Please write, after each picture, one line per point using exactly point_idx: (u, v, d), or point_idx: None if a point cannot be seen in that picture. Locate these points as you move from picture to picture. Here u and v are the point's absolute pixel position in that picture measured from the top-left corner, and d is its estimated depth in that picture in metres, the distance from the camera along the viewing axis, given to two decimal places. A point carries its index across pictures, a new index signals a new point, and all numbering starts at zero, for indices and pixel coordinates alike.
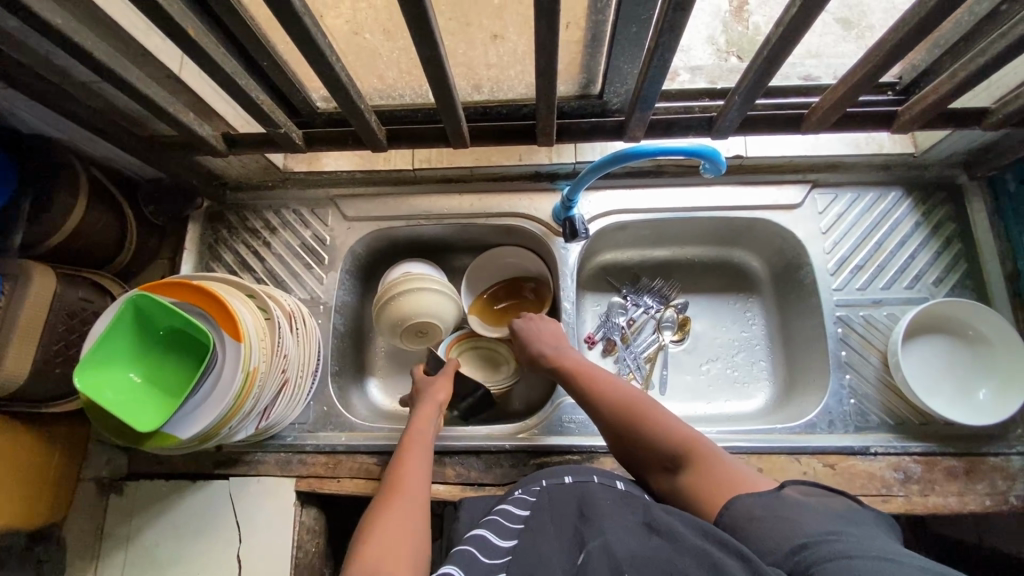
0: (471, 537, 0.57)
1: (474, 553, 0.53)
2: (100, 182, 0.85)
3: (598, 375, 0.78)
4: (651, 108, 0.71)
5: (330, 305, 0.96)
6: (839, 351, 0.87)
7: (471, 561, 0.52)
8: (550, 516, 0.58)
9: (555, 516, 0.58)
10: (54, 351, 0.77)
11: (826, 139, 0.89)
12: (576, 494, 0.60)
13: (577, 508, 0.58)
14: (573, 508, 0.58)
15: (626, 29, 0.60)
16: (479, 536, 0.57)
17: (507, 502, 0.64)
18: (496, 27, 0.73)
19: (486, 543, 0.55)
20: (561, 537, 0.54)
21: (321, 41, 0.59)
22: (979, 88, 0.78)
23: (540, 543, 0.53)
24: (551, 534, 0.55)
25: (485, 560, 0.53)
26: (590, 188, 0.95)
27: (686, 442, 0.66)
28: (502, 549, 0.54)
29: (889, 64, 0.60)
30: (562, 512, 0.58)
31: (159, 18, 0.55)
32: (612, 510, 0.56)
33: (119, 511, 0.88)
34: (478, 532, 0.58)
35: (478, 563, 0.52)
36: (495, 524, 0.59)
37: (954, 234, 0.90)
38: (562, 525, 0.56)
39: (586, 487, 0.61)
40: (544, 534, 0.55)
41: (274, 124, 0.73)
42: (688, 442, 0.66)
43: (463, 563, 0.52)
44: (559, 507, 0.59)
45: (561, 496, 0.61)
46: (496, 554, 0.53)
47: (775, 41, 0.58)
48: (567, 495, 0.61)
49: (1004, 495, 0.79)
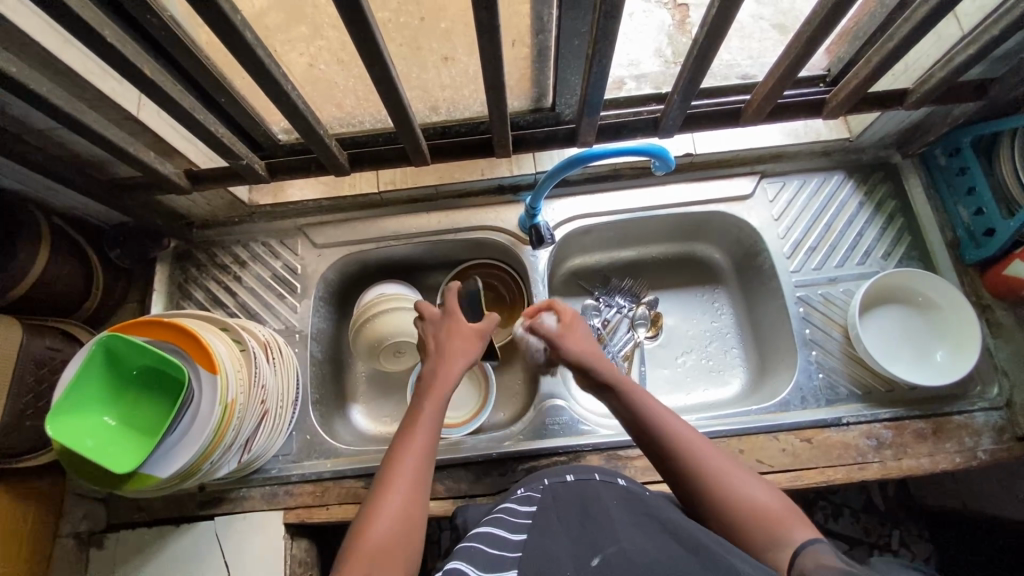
0: (477, 536, 0.56)
1: (481, 546, 0.54)
2: (63, 230, 0.85)
3: (666, 419, 0.67)
4: (598, 113, 0.75)
5: (306, 333, 0.96)
6: (803, 330, 0.91)
7: (479, 552, 0.53)
8: (556, 514, 0.57)
9: (561, 513, 0.57)
10: (22, 405, 0.76)
11: (766, 130, 0.95)
12: (580, 493, 0.60)
13: (583, 506, 0.58)
14: (579, 505, 0.58)
15: (567, 43, 0.63)
16: (489, 530, 0.57)
17: (509, 502, 0.64)
18: (445, 48, 0.78)
19: (497, 538, 0.55)
20: (570, 535, 0.54)
21: (275, 71, 0.61)
22: (898, 73, 0.84)
23: (547, 541, 0.53)
24: (559, 531, 0.55)
25: (494, 552, 0.53)
26: (552, 196, 0.98)
27: (770, 515, 0.57)
28: (512, 543, 0.54)
29: (807, 56, 0.66)
30: (568, 509, 0.58)
31: (116, 62, 0.57)
32: (621, 512, 0.56)
33: (100, 566, 0.85)
34: (483, 531, 0.57)
35: (486, 554, 0.53)
36: (502, 520, 0.59)
37: (896, 209, 0.96)
38: (571, 523, 0.55)
39: (591, 485, 0.61)
40: (551, 531, 0.55)
41: (236, 156, 0.75)
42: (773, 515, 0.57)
43: (470, 558, 0.52)
44: (564, 505, 0.59)
45: (565, 494, 0.61)
46: (503, 547, 0.54)
47: (702, 39, 0.62)
48: (572, 492, 0.61)
49: (973, 451, 0.82)
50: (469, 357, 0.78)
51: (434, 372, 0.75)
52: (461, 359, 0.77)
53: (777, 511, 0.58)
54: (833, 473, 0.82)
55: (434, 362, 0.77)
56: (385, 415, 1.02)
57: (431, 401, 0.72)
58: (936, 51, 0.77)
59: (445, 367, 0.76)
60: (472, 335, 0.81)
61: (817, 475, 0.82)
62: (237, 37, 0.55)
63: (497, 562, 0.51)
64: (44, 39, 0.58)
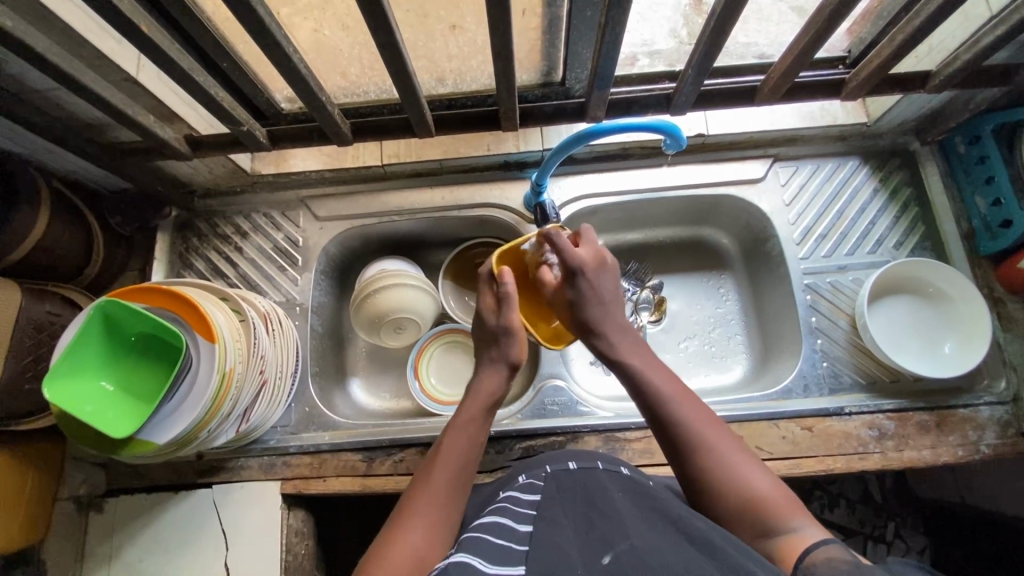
0: (481, 527, 0.54)
1: (486, 536, 0.51)
2: (63, 195, 0.84)
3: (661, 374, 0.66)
4: (609, 86, 0.72)
5: (306, 306, 0.95)
6: (809, 318, 0.90)
7: (485, 544, 0.50)
8: (561, 506, 0.55)
9: (567, 506, 0.55)
10: (22, 367, 0.76)
11: (782, 113, 0.93)
12: (585, 484, 0.58)
13: (589, 497, 0.56)
14: (583, 494, 0.57)
15: (580, 12, 0.61)
16: (494, 520, 0.55)
17: (512, 490, 0.63)
18: (453, 16, 0.73)
19: (502, 527, 0.53)
20: (577, 530, 0.51)
21: (277, 33, 0.59)
22: (922, 55, 0.81)
23: (555, 532, 0.51)
24: (565, 523, 0.52)
25: (500, 543, 0.50)
26: (559, 174, 0.96)
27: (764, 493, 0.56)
28: (517, 534, 0.52)
29: (828, 32, 0.64)
30: (573, 501, 0.56)
31: (112, 17, 0.55)
32: (629, 506, 0.54)
33: (99, 529, 0.87)
34: (488, 521, 0.55)
35: (492, 546, 0.50)
36: (506, 510, 0.57)
37: (911, 197, 0.93)
38: (577, 515, 0.53)
39: (596, 476, 0.59)
40: (558, 522, 0.53)
41: (236, 121, 0.73)
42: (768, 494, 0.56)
43: (475, 549, 0.49)
44: (569, 497, 0.57)
45: (569, 485, 0.59)
46: (509, 538, 0.51)
47: (719, 11, 0.60)
48: (576, 484, 0.59)
49: (976, 445, 0.81)
50: (507, 355, 0.69)
51: (476, 379, 0.70)
52: (501, 359, 0.69)
53: (770, 488, 0.57)
54: (834, 462, 0.82)
55: (476, 368, 0.71)
56: (385, 391, 1.02)
57: (464, 419, 0.66)
58: (963, 31, 0.74)
59: (485, 374, 0.69)
60: (501, 332, 0.69)
61: (816, 463, 0.81)
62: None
63: (505, 553, 0.49)
64: None
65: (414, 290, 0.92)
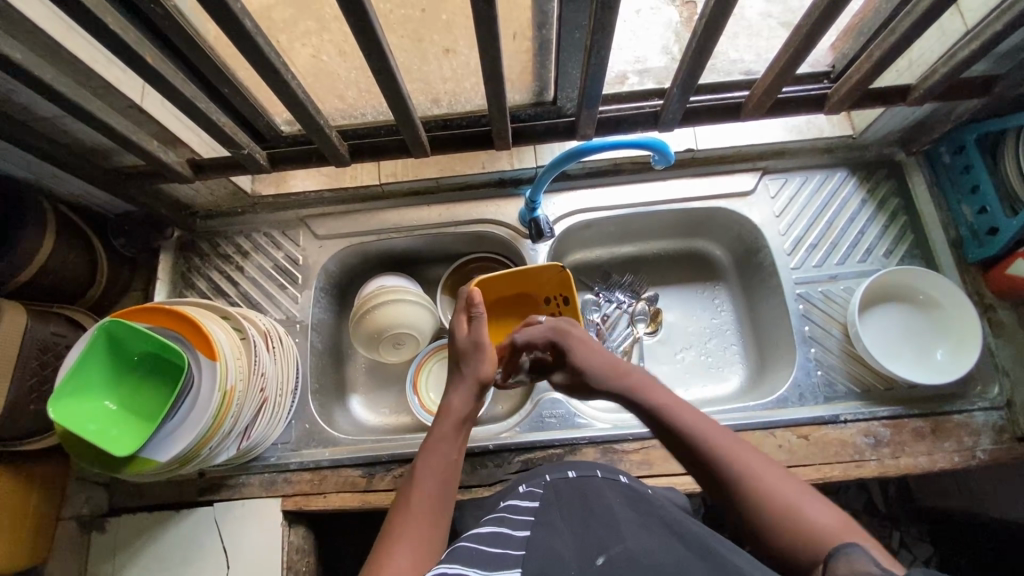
0: (478, 534, 0.54)
1: (483, 543, 0.51)
2: (68, 217, 0.86)
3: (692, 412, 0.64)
4: (597, 105, 0.74)
5: (306, 323, 0.97)
6: (803, 327, 0.91)
7: (482, 550, 0.50)
8: (559, 514, 0.56)
9: (565, 513, 0.56)
10: (27, 388, 0.77)
11: (770, 126, 0.95)
12: (583, 491, 0.59)
13: (587, 505, 0.56)
14: (582, 502, 0.57)
15: (568, 35, 0.63)
16: (492, 529, 0.55)
17: (512, 499, 0.63)
18: (447, 40, 0.76)
19: (499, 535, 0.53)
20: (573, 535, 0.52)
21: (275, 60, 0.61)
22: (902, 68, 0.83)
23: (551, 537, 0.51)
24: (561, 528, 0.53)
25: (495, 548, 0.51)
26: (552, 191, 0.98)
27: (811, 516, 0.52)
28: (514, 540, 0.52)
29: (805, 52, 0.66)
30: (571, 509, 0.56)
31: (118, 49, 0.57)
32: (626, 512, 0.55)
33: (100, 548, 0.87)
34: (484, 529, 0.55)
35: (489, 551, 0.50)
36: (504, 519, 0.57)
37: (898, 208, 0.95)
38: (575, 520, 0.54)
39: (595, 485, 0.60)
40: (554, 527, 0.53)
41: (237, 145, 0.75)
42: (816, 519, 0.52)
43: (470, 555, 0.49)
44: (567, 504, 0.57)
45: (567, 493, 0.59)
46: (504, 543, 0.52)
47: (701, 32, 0.62)
48: (574, 492, 0.59)
49: (971, 450, 0.82)
50: (477, 372, 0.71)
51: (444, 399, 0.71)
52: (470, 376, 0.71)
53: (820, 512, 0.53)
54: (831, 470, 0.82)
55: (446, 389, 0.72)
56: (384, 406, 1.03)
57: (434, 440, 0.67)
58: (940, 46, 0.76)
59: (452, 393, 0.71)
60: (471, 348, 0.72)
61: (814, 472, 0.82)
62: (236, 25, 0.55)
63: (501, 558, 0.49)
64: (50, 27, 0.59)
65: (415, 304, 0.95)
